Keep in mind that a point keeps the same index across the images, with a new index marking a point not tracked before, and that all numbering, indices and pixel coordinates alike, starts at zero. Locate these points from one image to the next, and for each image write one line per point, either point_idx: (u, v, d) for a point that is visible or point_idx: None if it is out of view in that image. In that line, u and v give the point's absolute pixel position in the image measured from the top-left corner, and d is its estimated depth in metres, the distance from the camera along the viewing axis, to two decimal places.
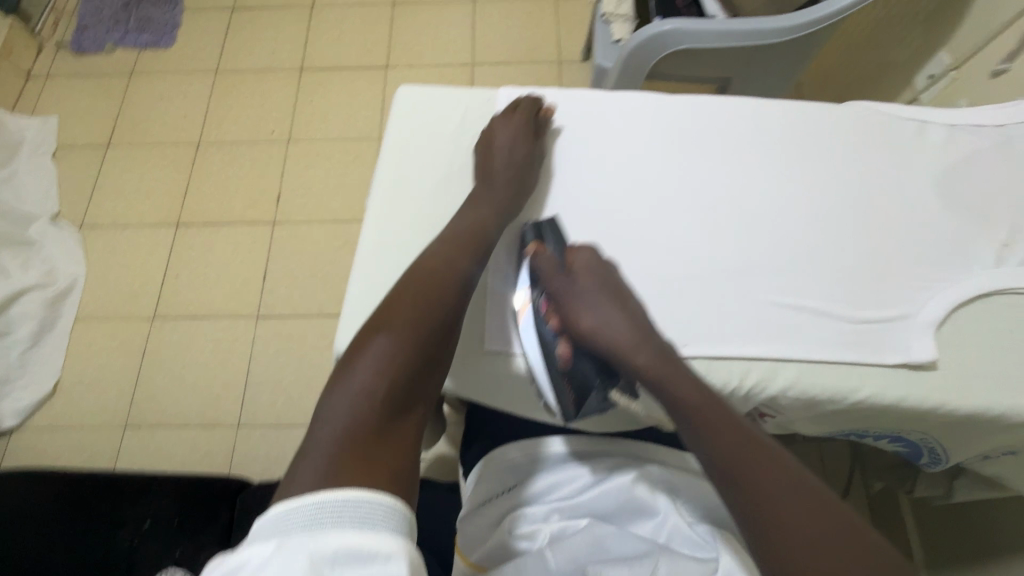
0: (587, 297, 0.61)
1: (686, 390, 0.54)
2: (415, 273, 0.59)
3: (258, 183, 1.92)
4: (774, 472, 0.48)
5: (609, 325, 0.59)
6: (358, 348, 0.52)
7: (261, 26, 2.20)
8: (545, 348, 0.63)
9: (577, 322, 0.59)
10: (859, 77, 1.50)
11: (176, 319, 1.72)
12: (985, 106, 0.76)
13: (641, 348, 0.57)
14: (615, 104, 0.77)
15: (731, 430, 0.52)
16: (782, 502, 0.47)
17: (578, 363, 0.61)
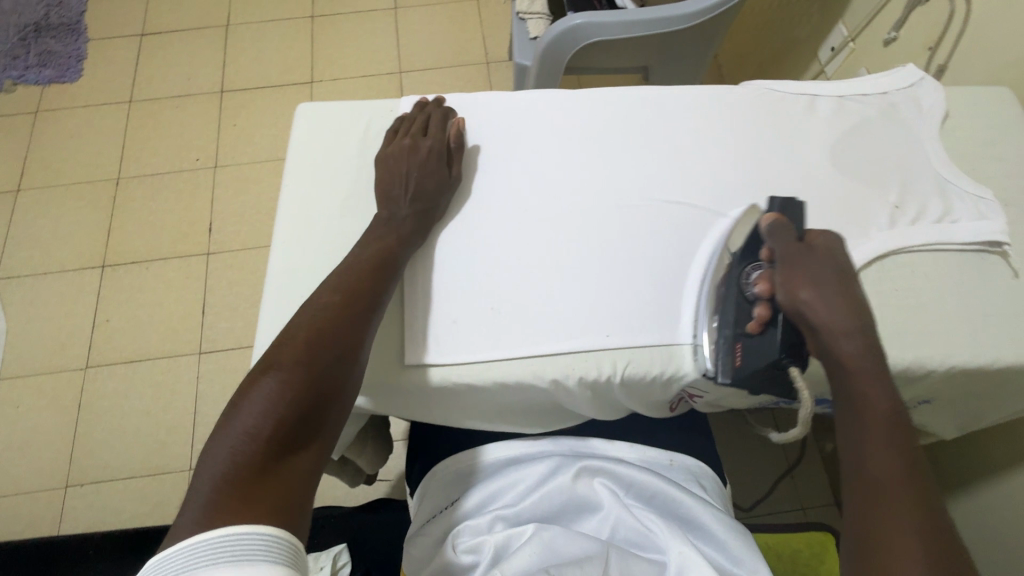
0: (812, 273, 0.58)
1: (874, 389, 0.53)
2: (313, 302, 0.56)
3: (186, 215, 1.83)
4: (902, 511, 0.45)
5: (824, 306, 0.56)
6: (249, 386, 0.50)
7: (174, 50, 2.10)
8: (738, 315, 0.61)
9: (795, 291, 0.57)
10: (770, 54, 1.55)
11: (112, 366, 1.63)
12: (869, 75, 0.80)
13: (853, 337, 0.55)
14: (518, 102, 0.77)
15: (876, 421, 0.51)
16: (893, 491, 0.47)
17: (772, 335, 0.59)
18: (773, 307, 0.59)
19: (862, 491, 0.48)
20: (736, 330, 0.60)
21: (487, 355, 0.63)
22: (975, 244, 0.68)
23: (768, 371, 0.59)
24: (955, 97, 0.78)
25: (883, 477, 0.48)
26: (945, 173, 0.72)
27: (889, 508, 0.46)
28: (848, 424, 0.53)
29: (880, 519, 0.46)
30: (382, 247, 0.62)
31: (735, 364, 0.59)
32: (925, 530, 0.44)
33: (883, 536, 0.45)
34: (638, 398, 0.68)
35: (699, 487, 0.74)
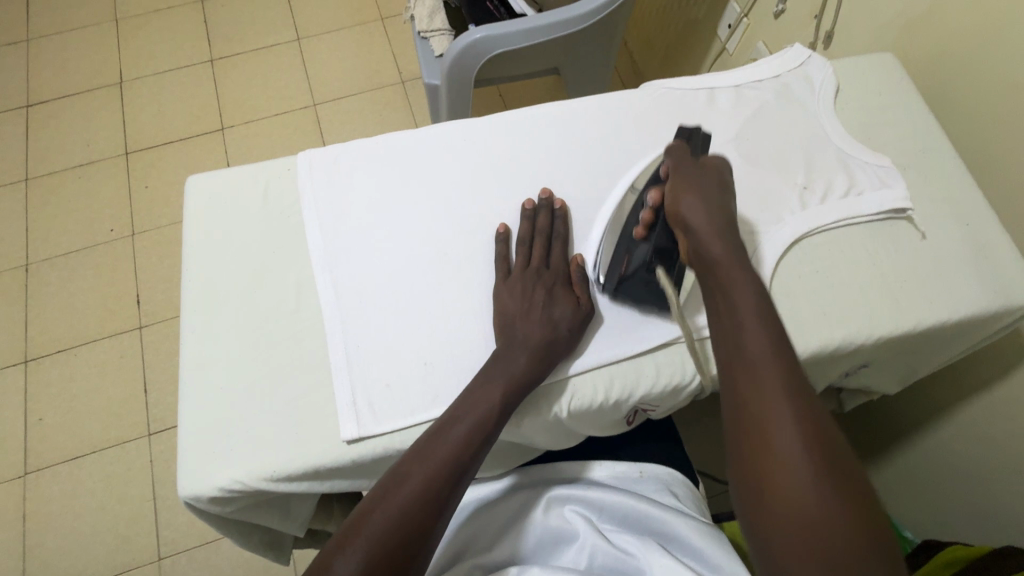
0: (696, 182, 0.63)
1: (740, 287, 0.56)
2: (409, 486, 0.52)
3: (110, 290, 1.72)
4: (790, 468, 0.45)
5: (704, 211, 0.61)
6: (355, 530, 0.50)
7: (67, 117, 1.97)
8: (633, 216, 0.67)
9: (676, 196, 0.62)
10: (673, 38, 1.57)
11: (54, 466, 1.51)
12: (761, 59, 0.81)
13: (717, 240, 0.59)
14: (421, 141, 0.75)
15: (749, 322, 0.53)
16: (774, 417, 0.47)
17: (651, 240, 0.65)
18: (656, 212, 0.65)
19: (753, 441, 0.47)
20: (627, 236, 0.66)
21: (429, 413, 0.60)
22: (885, 211, 0.70)
23: (644, 277, 0.65)
24: (842, 70, 0.80)
25: (758, 376, 0.50)
26: (845, 146, 0.74)
27: (773, 400, 0.48)
28: (725, 318, 0.55)
29: (760, 414, 0.48)
30: (488, 411, 0.57)
31: (619, 269, 0.66)
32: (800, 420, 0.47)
33: (760, 432, 0.47)
34: (592, 423, 0.66)
35: (673, 494, 0.74)
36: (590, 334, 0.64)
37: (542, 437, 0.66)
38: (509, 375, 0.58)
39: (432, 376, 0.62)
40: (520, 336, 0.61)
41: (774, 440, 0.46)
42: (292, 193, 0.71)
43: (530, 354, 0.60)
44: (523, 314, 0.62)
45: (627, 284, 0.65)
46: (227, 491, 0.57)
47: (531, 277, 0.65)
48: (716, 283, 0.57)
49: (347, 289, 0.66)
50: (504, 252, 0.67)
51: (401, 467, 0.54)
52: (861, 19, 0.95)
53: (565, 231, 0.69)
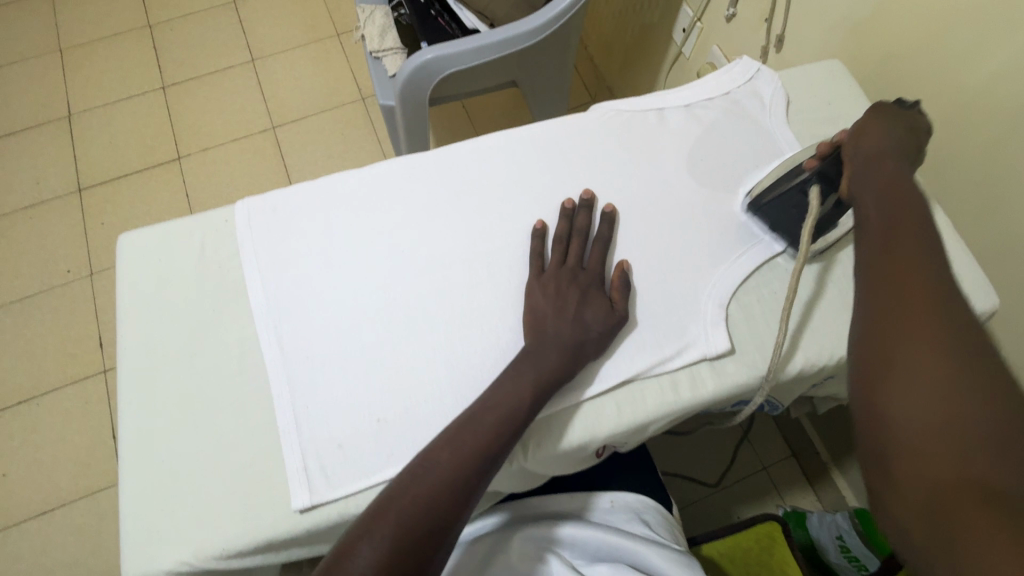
0: (884, 119, 0.58)
1: (901, 199, 0.51)
2: (398, 512, 0.48)
3: (70, 334, 1.66)
4: (924, 358, 0.39)
5: (885, 144, 0.56)
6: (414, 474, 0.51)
7: (14, 155, 1.89)
8: (809, 151, 0.67)
9: (856, 126, 0.59)
10: (631, 43, 1.55)
11: (21, 523, 1.45)
12: (711, 75, 0.79)
13: (887, 161, 0.55)
14: (365, 181, 0.72)
15: (893, 236, 0.48)
16: (908, 311, 0.42)
17: (817, 168, 0.62)
18: (832, 146, 0.62)
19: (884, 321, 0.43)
20: (799, 165, 0.66)
21: (382, 473, 0.58)
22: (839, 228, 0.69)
23: (798, 200, 0.66)
24: (791, 81, 0.80)
25: (907, 276, 0.44)
26: None
27: (907, 295, 0.43)
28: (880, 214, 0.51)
29: (897, 315, 0.42)
30: (482, 448, 0.53)
31: (773, 189, 0.68)
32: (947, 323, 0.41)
33: (905, 301, 0.43)
34: (560, 465, 0.64)
35: (651, 531, 0.70)
36: (613, 345, 0.64)
37: (507, 484, 0.64)
38: (505, 411, 0.55)
39: (384, 433, 0.59)
40: (551, 335, 0.60)
41: (897, 336, 0.42)
42: (231, 247, 0.68)
43: (538, 376, 0.58)
44: (555, 312, 0.62)
45: (773, 202, 0.68)
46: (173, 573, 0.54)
47: (566, 276, 0.65)
48: (875, 199, 0.52)
49: (293, 346, 0.63)
50: (540, 249, 0.67)
51: (397, 490, 0.50)
52: (811, 22, 0.94)
53: (607, 231, 0.68)
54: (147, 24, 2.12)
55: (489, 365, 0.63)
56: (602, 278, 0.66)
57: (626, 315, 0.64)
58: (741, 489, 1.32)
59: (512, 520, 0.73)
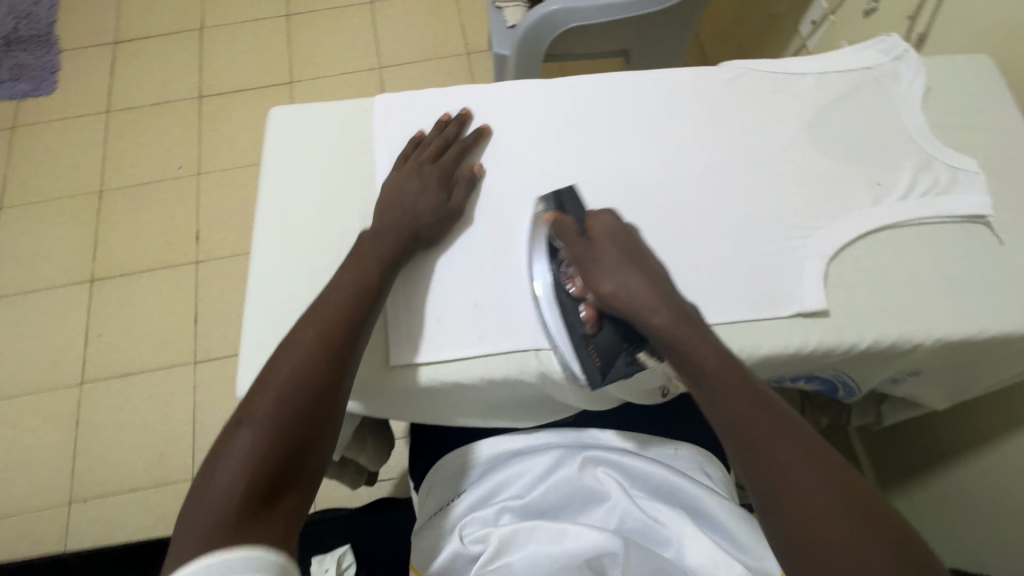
0: (602, 264, 0.59)
1: (701, 351, 0.53)
2: (284, 368, 0.52)
3: (172, 224, 1.81)
4: (828, 531, 0.42)
5: (626, 291, 0.57)
6: (248, 402, 0.50)
7: (149, 57, 2.07)
8: (570, 318, 0.61)
9: (598, 287, 0.58)
10: (751, 32, 1.52)
11: (106, 381, 1.61)
12: (849, 50, 0.78)
13: (659, 309, 0.56)
14: (493, 96, 0.76)
15: (754, 420, 0.48)
16: (787, 477, 0.45)
17: (607, 327, 0.59)
18: (595, 305, 0.60)
19: (770, 493, 0.46)
20: (583, 333, 0.60)
21: (476, 350, 0.63)
22: (961, 215, 0.67)
23: (625, 362, 0.59)
24: (936, 68, 0.77)
25: (787, 464, 0.46)
26: (929, 147, 0.71)
27: (788, 466, 0.46)
28: (700, 391, 0.52)
29: (784, 469, 0.46)
30: (317, 351, 0.53)
31: (594, 361, 0.59)
32: (833, 492, 0.44)
33: (783, 484, 0.45)
34: (627, 387, 0.67)
35: (705, 474, 0.74)
36: (454, 235, 0.68)
37: (573, 397, 0.67)
38: (360, 279, 0.60)
39: (477, 318, 0.64)
40: (387, 222, 0.64)
41: (803, 509, 0.44)
42: (367, 134, 0.74)
43: (353, 289, 0.59)
44: (394, 203, 0.66)
45: (608, 373, 0.59)
46: None
47: (413, 171, 0.69)
48: (683, 368, 0.53)
49: None
50: (408, 151, 0.71)
51: (271, 363, 0.53)
52: (963, 23, 0.91)
53: (472, 142, 0.72)
54: None
55: None
56: (454, 175, 0.70)
57: (463, 210, 0.68)
58: None
59: (574, 444, 0.74)
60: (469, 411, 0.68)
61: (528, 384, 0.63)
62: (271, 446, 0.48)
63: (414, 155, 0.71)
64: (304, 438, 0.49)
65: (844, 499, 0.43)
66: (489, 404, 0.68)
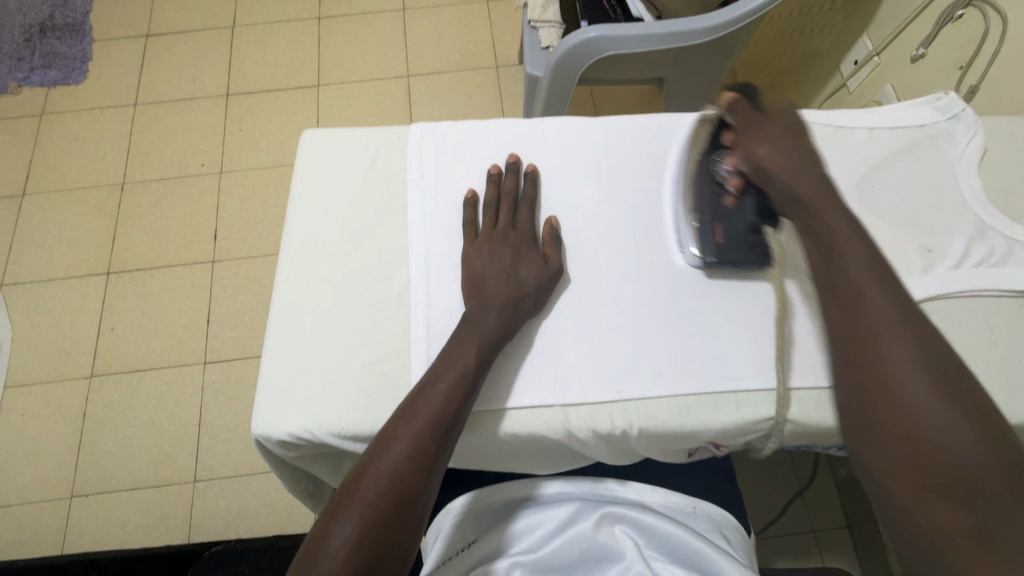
0: (764, 134, 0.62)
1: (843, 227, 0.56)
2: (386, 462, 0.50)
3: (192, 222, 1.81)
4: (911, 400, 0.47)
5: (779, 158, 0.61)
6: (349, 492, 0.49)
7: (181, 52, 2.08)
8: (709, 201, 0.67)
9: (752, 150, 0.62)
10: (789, 66, 1.49)
11: (115, 376, 1.61)
12: (903, 104, 0.76)
13: (809, 183, 0.59)
14: (531, 133, 0.74)
15: (883, 310, 0.51)
16: (882, 331, 0.50)
17: (745, 200, 0.65)
18: (743, 178, 0.64)
19: (865, 360, 0.50)
20: (713, 210, 0.66)
21: (501, 403, 0.60)
22: (1015, 290, 0.64)
23: (750, 237, 0.65)
24: (994, 129, 0.74)
25: (886, 348, 0.49)
26: (984, 214, 0.68)
27: (890, 345, 0.49)
28: (819, 257, 0.56)
29: (884, 355, 0.49)
30: (420, 447, 0.51)
31: (713, 236, 0.65)
32: (948, 393, 0.47)
33: (875, 357, 0.50)
34: (655, 447, 0.64)
35: (726, 540, 0.70)
36: (556, 296, 0.65)
37: (601, 454, 0.64)
38: (467, 359, 0.56)
39: (503, 367, 0.61)
40: (486, 296, 0.61)
41: (898, 386, 0.48)
42: (400, 164, 0.72)
43: (459, 374, 0.54)
44: (489, 275, 0.62)
45: (727, 249, 0.65)
46: (294, 438, 0.59)
47: (496, 239, 0.65)
48: (808, 229, 0.58)
49: (438, 265, 0.66)
50: (472, 217, 0.67)
51: (379, 445, 0.51)
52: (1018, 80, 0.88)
53: (534, 195, 0.69)
54: None
55: (614, 332, 0.64)
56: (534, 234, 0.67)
57: (561, 269, 0.65)
58: (786, 544, 1.24)
59: (588, 498, 0.72)
60: (486, 460, 0.66)
61: (553, 441, 0.61)
62: (367, 548, 0.47)
63: (484, 220, 0.67)
64: (392, 552, 0.48)
65: (937, 379, 0.47)
66: (508, 455, 0.65)
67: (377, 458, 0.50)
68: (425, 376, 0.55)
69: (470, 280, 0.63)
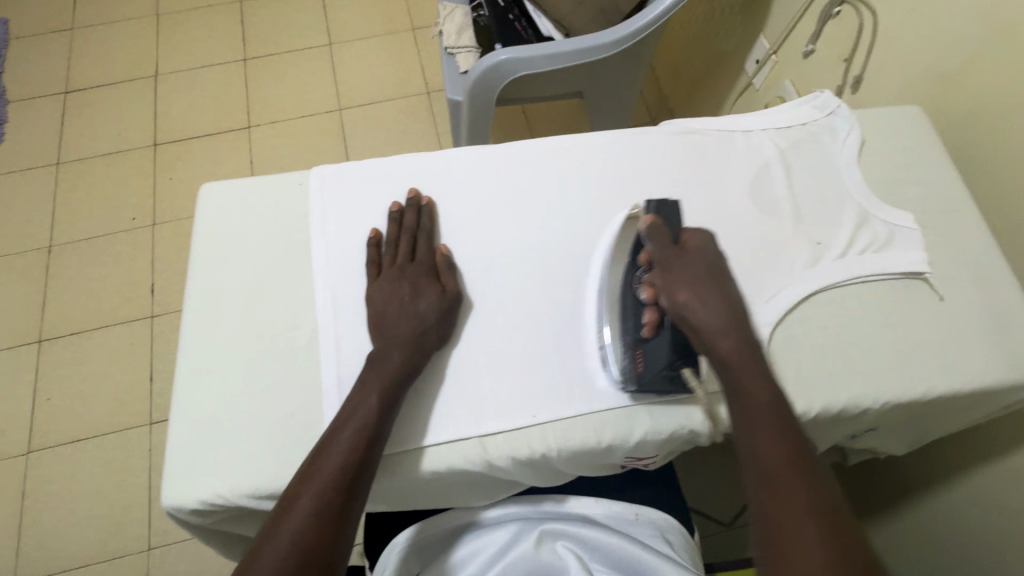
0: (686, 274, 0.59)
1: (755, 382, 0.53)
2: (290, 523, 0.48)
3: (127, 278, 1.75)
4: (811, 563, 0.41)
5: (715, 306, 0.57)
6: (251, 561, 0.46)
7: (102, 106, 2.02)
8: (631, 324, 0.61)
9: (673, 294, 0.57)
10: (702, 68, 1.54)
11: (55, 449, 1.53)
12: (787, 104, 0.80)
13: (726, 333, 0.56)
14: (434, 164, 0.74)
15: (783, 466, 0.47)
16: (788, 483, 0.46)
17: (665, 334, 0.58)
18: (660, 311, 0.59)
19: (771, 501, 0.46)
20: (635, 335, 0.60)
21: (421, 441, 0.59)
22: (901, 271, 0.68)
23: (669, 375, 0.58)
24: (867, 121, 0.79)
25: (792, 498, 0.45)
26: (867, 202, 0.72)
27: (793, 493, 0.46)
28: (741, 421, 0.52)
29: (781, 504, 0.45)
30: (325, 503, 0.50)
31: (636, 368, 0.59)
32: (843, 554, 0.42)
33: (782, 498, 0.46)
34: (581, 465, 0.64)
35: (669, 541, 0.70)
36: (460, 323, 0.65)
37: (529, 477, 0.64)
38: (370, 406, 0.55)
39: (419, 406, 0.61)
40: (389, 335, 0.61)
41: (799, 534, 0.43)
42: (304, 210, 0.72)
43: (361, 424, 0.54)
44: (390, 313, 0.62)
45: (648, 383, 0.60)
46: (208, 504, 0.57)
47: (395, 275, 0.65)
48: (723, 363, 0.55)
49: (347, 308, 0.65)
50: (373, 256, 0.67)
51: (284, 505, 0.50)
52: (893, 69, 0.94)
53: (431, 226, 0.69)
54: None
55: (529, 358, 0.64)
56: (433, 264, 0.67)
57: (461, 296, 0.65)
58: None
59: (532, 516, 0.71)
60: (414, 499, 0.65)
61: (476, 473, 0.61)
62: None
63: (385, 257, 0.67)
64: None
65: (843, 549, 0.42)
66: (436, 492, 0.64)
67: (282, 521, 0.49)
68: (328, 430, 0.55)
69: (373, 322, 0.62)
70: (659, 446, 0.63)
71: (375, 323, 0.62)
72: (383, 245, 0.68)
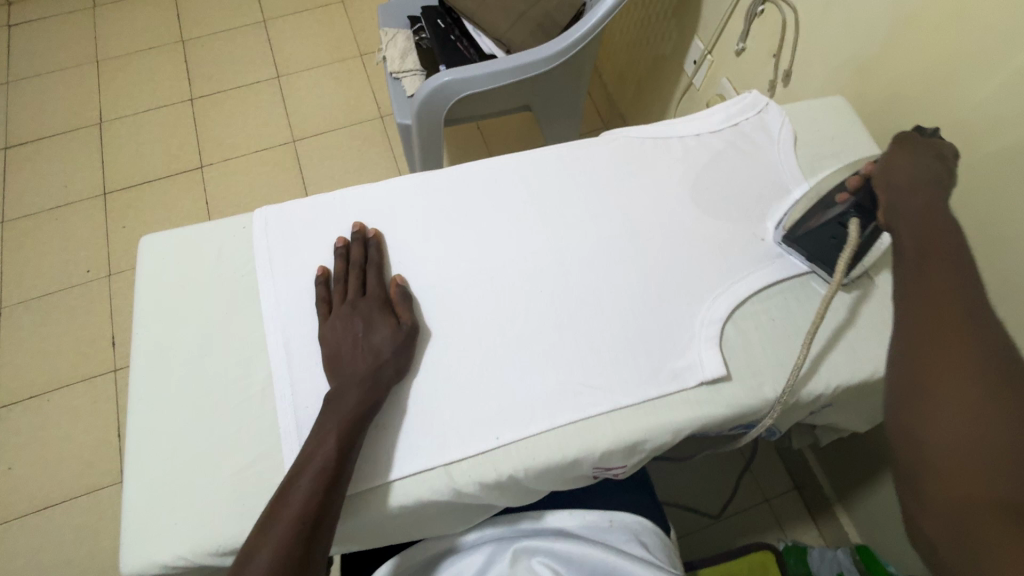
0: (920, 151, 0.59)
1: (942, 232, 0.54)
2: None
3: (85, 333, 1.69)
4: (955, 366, 0.46)
5: (910, 175, 0.58)
6: None
7: (46, 158, 1.97)
8: (837, 185, 0.67)
9: (886, 159, 0.60)
10: (644, 72, 1.58)
11: (21, 519, 1.46)
12: (719, 107, 0.83)
13: (925, 198, 0.57)
14: (378, 195, 0.75)
15: (960, 303, 0.49)
16: (948, 315, 0.48)
17: (852, 200, 0.64)
18: (863, 178, 0.63)
19: (926, 325, 0.49)
20: (830, 196, 0.67)
21: (386, 476, 0.59)
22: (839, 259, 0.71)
23: (835, 232, 0.67)
24: (795, 118, 0.83)
25: (950, 329, 0.48)
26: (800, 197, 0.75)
27: (953, 327, 0.48)
28: (911, 254, 0.54)
29: (945, 333, 0.48)
30: (284, 554, 0.49)
31: (807, 222, 0.69)
32: (996, 378, 0.44)
33: (939, 324, 0.48)
34: (549, 482, 0.64)
35: (644, 542, 0.72)
36: (417, 353, 0.65)
37: (499, 499, 0.64)
38: (327, 450, 0.55)
39: (380, 441, 0.60)
40: (345, 372, 0.60)
41: (952, 349, 0.47)
42: (250, 253, 0.71)
43: (319, 468, 0.53)
44: (345, 349, 0.62)
45: (808, 236, 0.69)
46: (169, 567, 0.56)
47: (346, 313, 0.64)
48: (913, 232, 0.56)
49: (301, 349, 0.65)
50: (323, 293, 0.67)
51: (244, 557, 0.49)
52: (818, 62, 0.98)
53: (380, 258, 0.69)
54: (181, 39, 2.21)
55: (487, 380, 0.64)
56: (385, 297, 0.67)
57: (414, 327, 0.65)
58: (745, 520, 1.27)
59: (508, 535, 0.71)
60: (387, 535, 0.64)
61: (443, 502, 0.60)
62: None
63: (335, 294, 0.67)
64: None
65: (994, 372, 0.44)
66: (409, 524, 0.64)
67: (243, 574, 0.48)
68: (286, 477, 0.54)
69: (328, 360, 0.62)
70: (623, 455, 0.64)
71: (330, 362, 0.62)
72: (332, 283, 0.68)
